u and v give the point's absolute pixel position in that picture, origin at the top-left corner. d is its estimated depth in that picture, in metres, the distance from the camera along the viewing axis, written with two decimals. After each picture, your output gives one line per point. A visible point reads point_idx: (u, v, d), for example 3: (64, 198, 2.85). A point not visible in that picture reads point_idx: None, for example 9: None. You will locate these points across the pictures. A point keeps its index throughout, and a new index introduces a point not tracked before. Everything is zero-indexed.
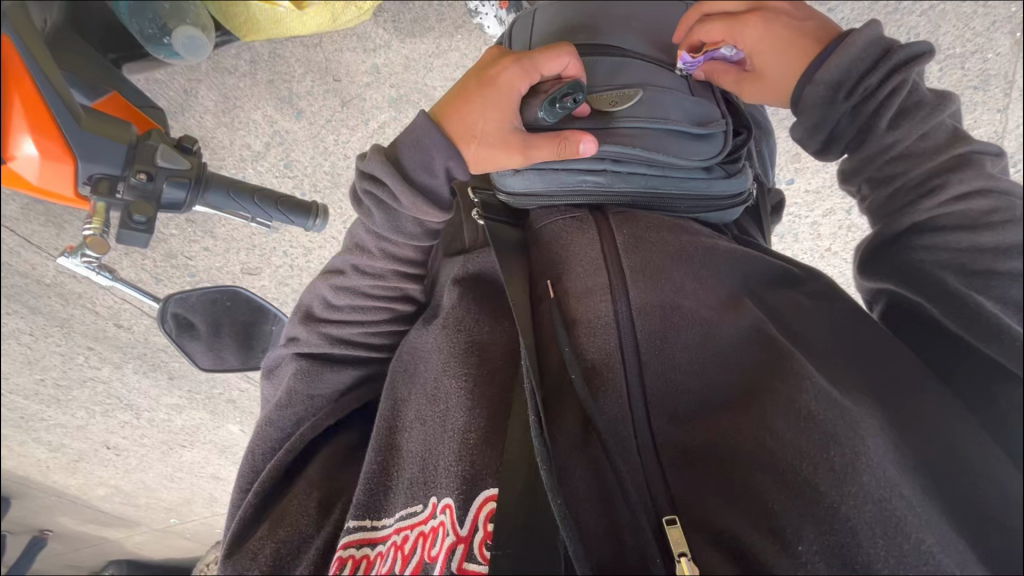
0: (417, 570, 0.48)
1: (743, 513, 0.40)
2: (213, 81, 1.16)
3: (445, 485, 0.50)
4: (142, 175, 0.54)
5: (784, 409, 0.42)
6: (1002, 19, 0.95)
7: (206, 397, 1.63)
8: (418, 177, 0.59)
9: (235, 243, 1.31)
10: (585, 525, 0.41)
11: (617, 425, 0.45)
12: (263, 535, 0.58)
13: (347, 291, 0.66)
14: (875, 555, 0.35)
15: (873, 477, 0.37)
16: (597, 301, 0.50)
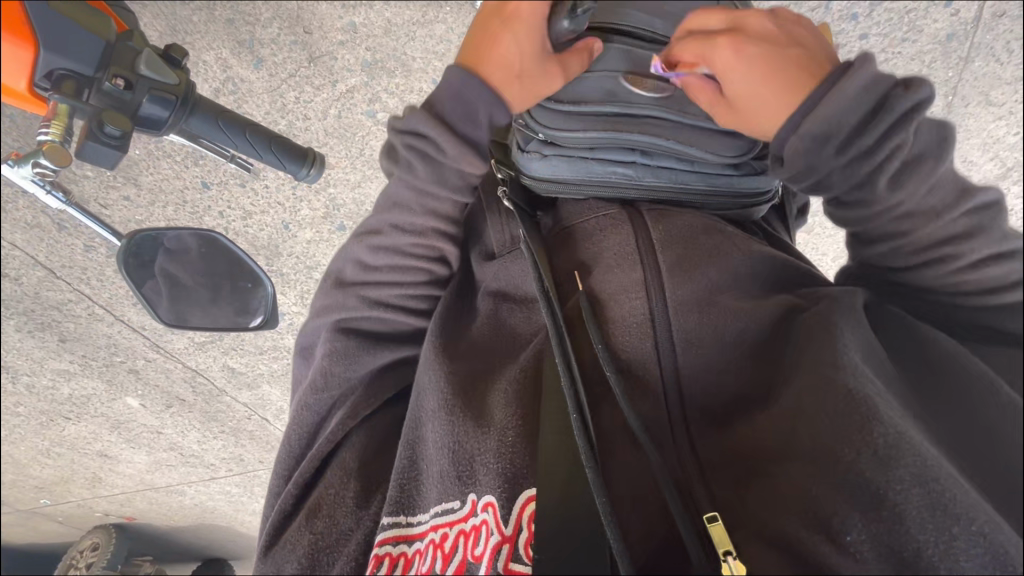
0: (460, 569, 0.49)
1: (792, 510, 0.43)
2: (161, 10, 1.03)
3: (485, 483, 0.50)
4: (119, 81, 0.45)
5: (820, 396, 0.45)
6: (940, 83, 1.06)
7: (104, 365, 1.43)
8: (461, 126, 0.54)
9: (163, 195, 1.17)
10: (634, 521, 0.44)
11: (656, 420, 0.49)
12: (301, 531, 0.58)
13: (385, 252, 0.62)
14: (925, 544, 0.39)
15: (915, 463, 0.40)
16: (630, 299, 0.53)
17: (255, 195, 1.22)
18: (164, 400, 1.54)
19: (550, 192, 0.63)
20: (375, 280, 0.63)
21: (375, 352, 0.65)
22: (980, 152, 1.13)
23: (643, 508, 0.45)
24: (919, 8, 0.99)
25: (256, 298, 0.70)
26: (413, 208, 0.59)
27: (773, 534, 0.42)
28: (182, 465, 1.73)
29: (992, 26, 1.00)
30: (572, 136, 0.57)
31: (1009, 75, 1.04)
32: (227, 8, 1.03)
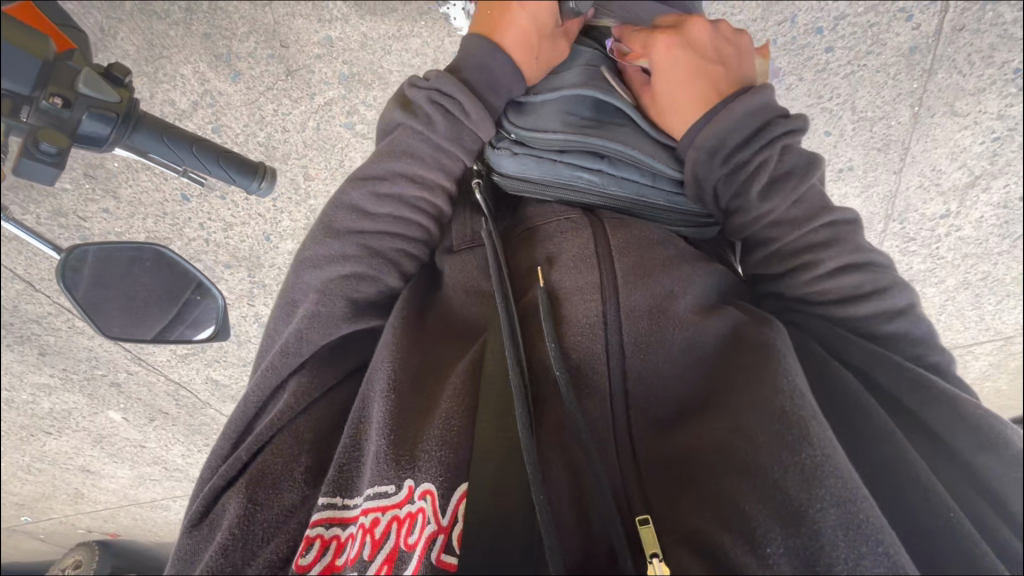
0: (389, 558, 0.44)
1: (715, 517, 0.41)
2: (137, 24, 1.04)
3: (426, 469, 0.47)
4: (57, 99, 0.46)
5: (758, 409, 0.44)
6: (904, 94, 1.08)
7: (84, 378, 1.42)
8: (484, 96, 0.62)
9: (143, 208, 1.18)
10: (564, 524, 0.42)
11: (599, 426, 0.47)
12: (235, 504, 0.52)
13: (388, 200, 0.62)
14: (837, 556, 0.37)
15: (837, 481, 0.39)
16: (585, 301, 0.51)
17: (235, 207, 1.23)
18: (147, 413, 1.53)
19: (515, 189, 0.65)
20: (370, 228, 0.61)
21: (345, 327, 0.61)
22: (947, 161, 1.15)
23: (572, 505, 0.43)
24: (881, 22, 1.03)
25: (205, 307, 0.72)
26: (423, 161, 0.62)
27: (694, 536, 0.41)
28: (166, 479, 1.71)
29: (952, 39, 1.02)
30: (545, 136, 0.61)
31: (971, 87, 1.06)
32: (204, 23, 1.05)
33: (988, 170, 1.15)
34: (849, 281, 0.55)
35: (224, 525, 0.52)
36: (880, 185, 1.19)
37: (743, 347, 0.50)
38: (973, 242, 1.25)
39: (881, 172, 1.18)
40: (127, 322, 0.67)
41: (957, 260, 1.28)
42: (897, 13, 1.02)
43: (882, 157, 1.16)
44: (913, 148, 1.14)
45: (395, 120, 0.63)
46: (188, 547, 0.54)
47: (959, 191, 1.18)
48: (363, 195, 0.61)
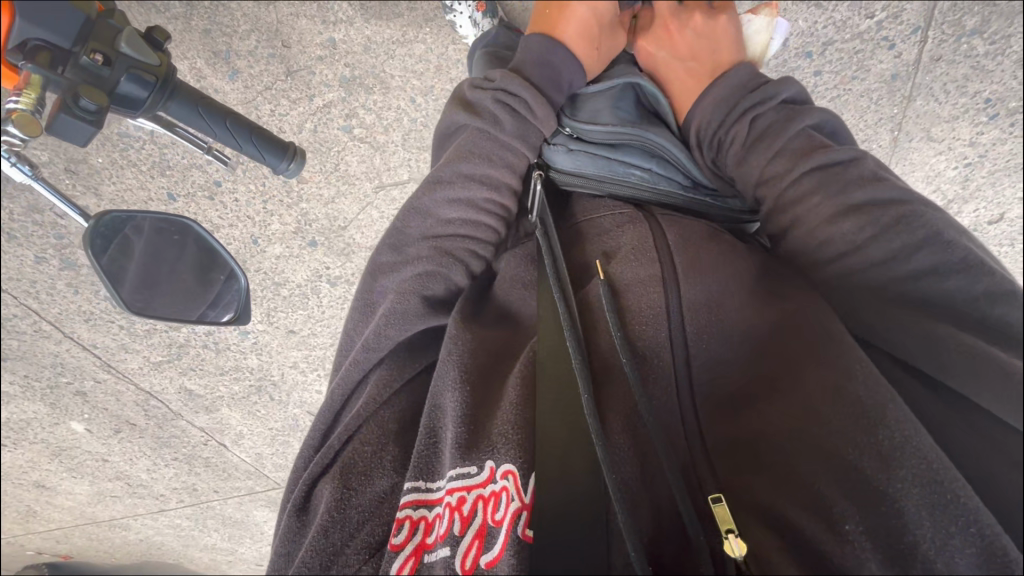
0: (479, 533, 0.42)
1: (792, 498, 0.41)
2: (134, 17, 1.03)
3: (504, 450, 0.45)
4: (97, 56, 0.44)
5: (830, 396, 0.43)
6: (887, 118, 1.14)
7: (47, 386, 1.34)
8: (548, 91, 0.65)
9: (125, 204, 1.13)
10: (639, 510, 0.41)
11: (667, 412, 0.46)
12: (328, 491, 0.51)
13: (455, 201, 0.63)
14: (923, 535, 0.36)
15: (919, 462, 0.37)
16: (648, 292, 0.51)
17: (223, 208, 1.19)
18: (112, 425, 1.45)
19: (569, 188, 0.67)
20: (440, 229, 0.63)
21: (419, 324, 0.61)
22: (924, 184, 1.21)
23: (646, 487, 0.42)
24: (867, 48, 1.08)
25: (229, 291, 0.69)
26: (489, 160, 0.63)
27: (769, 514, 0.41)
28: (128, 497, 1.61)
29: (931, 68, 1.08)
30: (599, 131, 0.65)
31: (946, 114, 1.12)
32: (205, 19, 1.04)
33: (960, 194, 1.21)
34: (848, 225, 0.51)
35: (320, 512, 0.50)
36: None
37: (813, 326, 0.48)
38: None
39: None
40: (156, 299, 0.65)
41: None
42: (881, 41, 1.07)
43: None
44: (894, 169, 1.19)
45: (459, 123, 0.65)
46: (287, 534, 0.53)
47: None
48: (430, 199, 0.63)
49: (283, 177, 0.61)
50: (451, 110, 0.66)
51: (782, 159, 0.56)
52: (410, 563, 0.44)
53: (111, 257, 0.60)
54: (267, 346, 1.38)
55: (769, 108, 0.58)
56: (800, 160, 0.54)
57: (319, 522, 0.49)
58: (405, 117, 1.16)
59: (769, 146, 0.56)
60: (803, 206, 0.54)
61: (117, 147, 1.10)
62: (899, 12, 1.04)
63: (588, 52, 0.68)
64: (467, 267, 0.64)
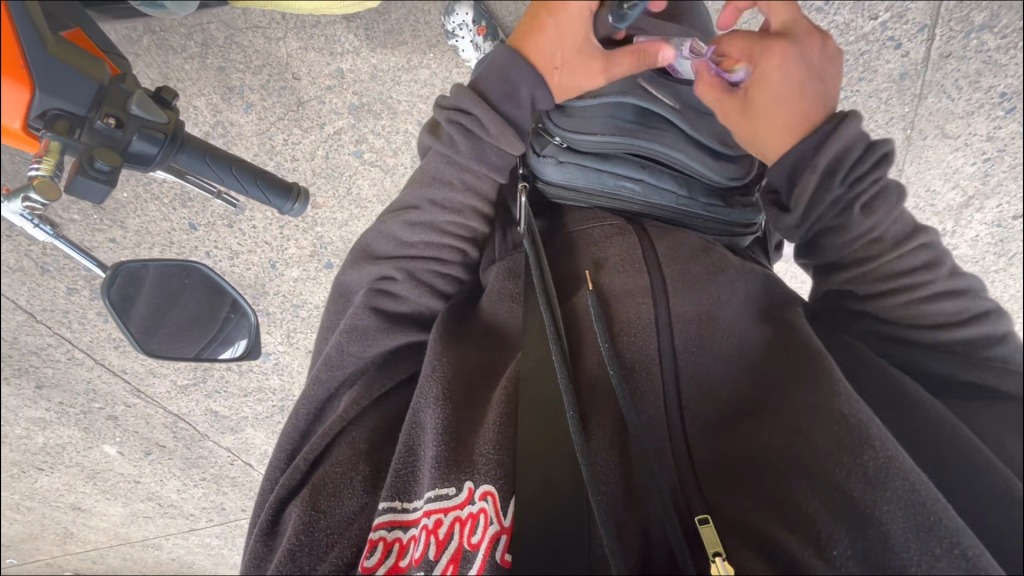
0: (455, 557, 0.45)
1: (777, 518, 0.42)
2: (154, 58, 1.07)
3: (484, 471, 0.48)
4: (110, 120, 0.47)
5: (818, 414, 0.44)
6: (897, 117, 1.13)
7: (81, 412, 1.39)
8: (502, 107, 0.59)
9: (150, 235, 1.18)
10: (626, 531, 0.43)
11: (654, 429, 0.47)
12: (298, 510, 0.52)
13: (419, 227, 0.63)
14: (908, 559, 0.37)
15: (906, 484, 0.39)
16: (637, 302, 0.53)
17: (242, 235, 1.24)
18: (143, 447, 1.50)
19: (558, 196, 0.68)
20: (403, 252, 0.63)
21: (381, 339, 0.63)
22: (941, 182, 1.18)
23: (637, 503, 0.45)
24: (873, 49, 1.07)
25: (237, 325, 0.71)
26: (451, 184, 0.62)
27: (757, 536, 0.42)
28: (159, 517, 1.65)
29: (940, 65, 1.07)
30: (592, 143, 0.62)
31: (959, 109, 1.10)
32: (219, 57, 1.08)
33: (981, 189, 1.18)
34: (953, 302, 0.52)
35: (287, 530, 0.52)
36: None
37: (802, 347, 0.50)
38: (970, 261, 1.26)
39: None
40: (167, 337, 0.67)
41: None
42: (887, 41, 1.06)
43: None
44: (906, 169, 1.18)
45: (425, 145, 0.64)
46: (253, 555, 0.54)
47: (954, 211, 1.20)
48: (397, 224, 0.63)
49: (288, 215, 0.64)
50: (422, 134, 0.64)
51: (891, 233, 0.55)
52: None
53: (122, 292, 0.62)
54: (289, 366, 1.43)
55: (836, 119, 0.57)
56: (906, 241, 0.55)
57: (286, 545, 0.50)
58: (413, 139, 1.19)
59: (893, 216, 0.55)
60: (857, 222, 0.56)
61: (142, 182, 1.14)
62: (903, 12, 1.04)
63: (555, 74, 0.59)
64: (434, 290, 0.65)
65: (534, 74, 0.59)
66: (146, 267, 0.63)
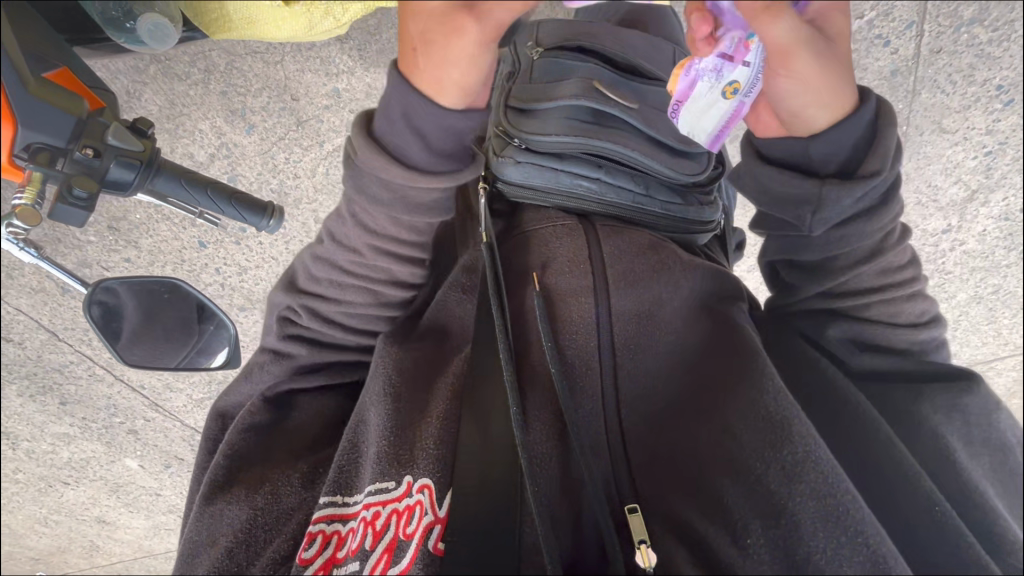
0: (389, 545, 0.54)
1: (700, 506, 0.51)
2: (160, 86, 1.12)
3: (423, 468, 0.58)
4: (88, 151, 0.52)
5: (745, 414, 0.53)
6: None
7: (103, 426, 1.46)
8: (395, 143, 0.53)
9: (162, 255, 1.24)
10: (558, 511, 0.51)
11: (593, 424, 0.55)
12: (238, 510, 0.64)
13: (323, 264, 0.66)
14: (814, 547, 0.45)
15: (817, 476, 0.47)
16: (580, 302, 0.59)
17: (250, 252, 1.30)
18: (163, 460, 1.56)
19: (517, 195, 0.69)
20: (309, 287, 0.68)
21: (305, 356, 0.72)
22: (942, 177, 1.17)
23: (571, 490, 0.53)
24: (860, 48, 1.08)
25: (217, 336, 0.75)
26: (345, 221, 0.62)
27: (683, 529, 0.50)
28: (181, 528, 1.71)
29: (931, 61, 1.07)
30: (549, 142, 0.65)
31: (955, 104, 1.10)
32: (221, 83, 1.13)
33: (984, 183, 1.16)
34: (921, 305, 0.63)
35: (233, 525, 0.64)
36: None
37: (733, 352, 0.58)
38: (978, 255, 1.24)
39: None
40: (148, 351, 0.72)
41: (965, 274, 1.27)
42: (875, 40, 1.07)
43: None
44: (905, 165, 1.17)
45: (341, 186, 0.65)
46: (189, 548, 0.64)
47: (958, 206, 1.19)
48: (308, 257, 0.67)
49: (267, 231, 0.68)
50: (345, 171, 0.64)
51: (862, 248, 0.60)
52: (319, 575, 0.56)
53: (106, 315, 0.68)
54: None
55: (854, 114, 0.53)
56: (877, 256, 0.60)
57: (227, 542, 0.62)
58: None
59: (900, 232, 0.61)
60: (846, 234, 0.58)
61: (153, 205, 1.21)
62: (889, 10, 1.05)
63: (412, 57, 0.48)
64: (342, 325, 0.71)
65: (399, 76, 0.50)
66: (125, 288, 0.68)
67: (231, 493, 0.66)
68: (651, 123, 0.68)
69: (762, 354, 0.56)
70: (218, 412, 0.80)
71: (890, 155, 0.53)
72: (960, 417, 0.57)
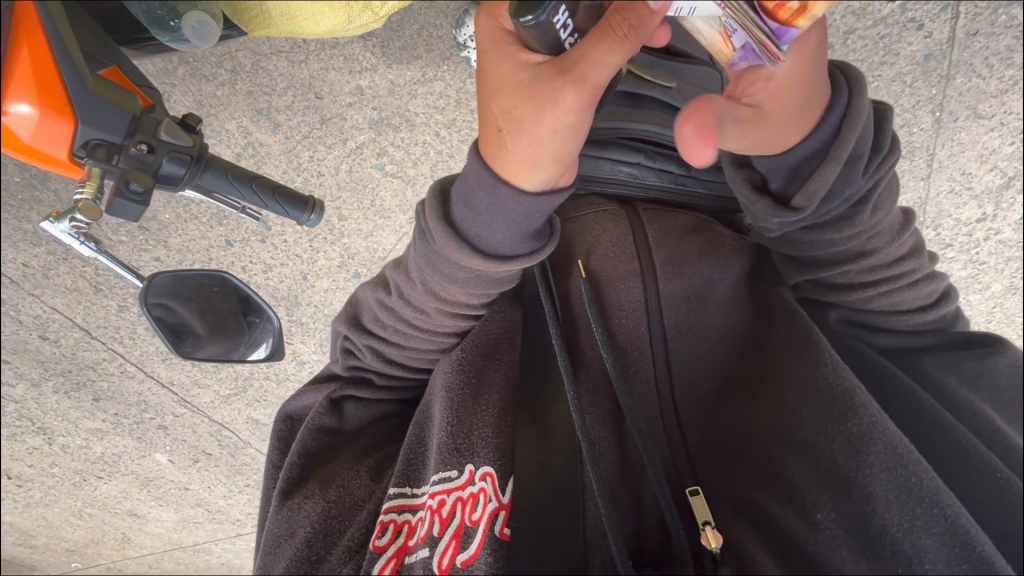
0: (458, 531, 0.57)
1: (763, 484, 0.54)
2: (188, 87, 1.15)
3: (484, 456, 0.59)
4: (143, 146, 0.53)
5: (803, 390, 0.54)
6: (925, 100, 1.09)
7: (134, 422, 1.49)
8: (467, 228, 0.53)
9: (190, 254, 1.27)
10: (621, 501, 0.54)
11: (650, 409, 0.58)
12: (312, 505, 0.65)
13: (389, 312, 0.65)
14: (890, 519, 0.47)
15: (886, 444, 0.48)
16: (628, 286, 0.60)
17: (274, 250, 1.31)
18: (191, 455, 1.59)
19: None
20: (370, 329, 0.68)
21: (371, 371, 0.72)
22: (978, 164, 1.13)
23: (633, 474, 0.56)
24: (893, 33, 1.05)
25: (262, 328, 0.76)
26: (413, 283, 0.60)
27: (745, 506, 0.54)
28: (208, 522, 1.74)
29: (967, 44, 1.03)
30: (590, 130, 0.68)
31: (993, 88, 1.06)
32: (247, 82, 1.15)
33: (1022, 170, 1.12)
34: (922, 292, 0.59)
35: (306, 517, 0.65)
36: (911, 192, 1.18)
37: (787, 327, 0.59)
38: (1015, 244, 1.20)
39: (910, 178, 1.17)
40: (195, 343, 0.72)
41: (1000, 264, 1.23)
42: (908, 24, 1.04)
43: (908, 163, 1.15)
44: (940, 152, 1.13)
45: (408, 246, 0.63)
46: (272, 537, 0.66)
47: (994, 193, 1.15)
48: (373, 302, 0.66)
49: (307, 226, 0.68)
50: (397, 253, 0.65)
51: (848, 249, 0.56)
52: (391, 563, 0.59)
53: (159, 306, 0.68)
54: None
55: (821, 132, 0.50)
56: (859, 257, 0.56)
57: (305, 532, 0.64)
58: (431, 151, 1.24)
59: (896, 228, 0.56)
60: (815, 238, 0.56)
61: (181, 204, 1.23)
62: None
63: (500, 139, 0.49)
64: (399, 361, 0.70)
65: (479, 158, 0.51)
66: (177, 278, 0.68)
67: (306, 483, 0.68)
68: (691, 103, 0.70)
69: (814, 328, 0.56)
70: (286, 415, 0.80)
71: (822, 189, 0.51)
72: (990, 383, 0.53)
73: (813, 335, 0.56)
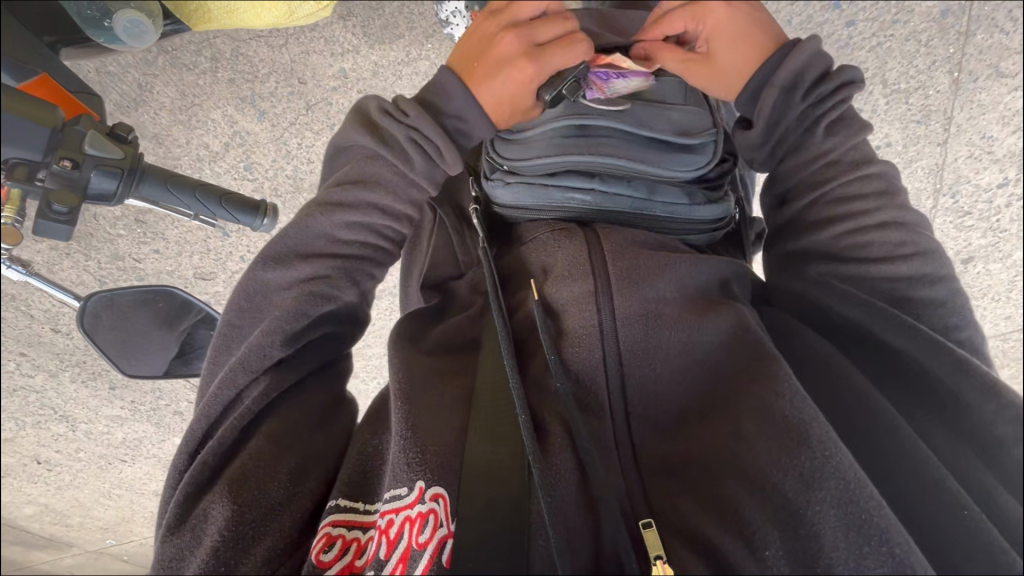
0: (403, 557, 0.49)
1: (721, 523, 0.48)
2: (170, 77, 1.09)
3: (437, 475, 0.53)
4: (66, 163, 0.51)
5: (758, 415, 0.51)
6: (940, 60, 1.01)
7: (151, 408, 1.52)
8: (457, 140, 0.61)
9: (188, 245, 1.22)
10: (575, 530, 0.49)
11: (604, 439, 0.54)
12: (219, 507, 0.50)
13: (354, 228, 0.61)
14: (837, 559, 0.43)
15: (835, 475, 0.45)
16: (582, 310, 0.56)
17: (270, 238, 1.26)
18: None
19: (511, 216, 0.65)
20: (320, 249, 0.60)
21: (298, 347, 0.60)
22: (999, 127, 1.05)
23: (589, 505, 0.51)
24: None
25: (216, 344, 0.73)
26: (396, 195, 0.61)
27: (699, 540, 0.48)
28: None
29: None
30: (534, 165, 0.58)
31: (1015, 43, 0.98)
32: (229, 69, 1.10)
33: None
34: (892, 236, 0.56)
35: (210, 528, 0.50)
36: (927, 159, 1.10)
37: (748, 349, 0.56)
38: None
39: (925, 145, 1.08)
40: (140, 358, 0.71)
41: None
42: None
43: (924, 129, 1.07)
44: (957, 116, 1.05)
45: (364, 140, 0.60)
46: (166, 556, 0.51)
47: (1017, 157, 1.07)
48: (328, 221, 0.60)
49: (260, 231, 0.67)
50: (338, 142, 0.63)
51: (853, 190, 0.58)
52: None
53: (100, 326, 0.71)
54: None
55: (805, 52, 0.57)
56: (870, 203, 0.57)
57: (211, 541, 0.49)
58: None
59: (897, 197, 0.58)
60: (817, 169, 0.59)
61: None
62: None
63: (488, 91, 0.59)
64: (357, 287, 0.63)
65: (475, 99, 0.59)
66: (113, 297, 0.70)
67: (214, 484, 0.53)
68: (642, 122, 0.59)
69: (776, 354, 0.55)
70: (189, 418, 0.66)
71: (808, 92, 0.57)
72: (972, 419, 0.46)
73: (776, 359, 0.54)
